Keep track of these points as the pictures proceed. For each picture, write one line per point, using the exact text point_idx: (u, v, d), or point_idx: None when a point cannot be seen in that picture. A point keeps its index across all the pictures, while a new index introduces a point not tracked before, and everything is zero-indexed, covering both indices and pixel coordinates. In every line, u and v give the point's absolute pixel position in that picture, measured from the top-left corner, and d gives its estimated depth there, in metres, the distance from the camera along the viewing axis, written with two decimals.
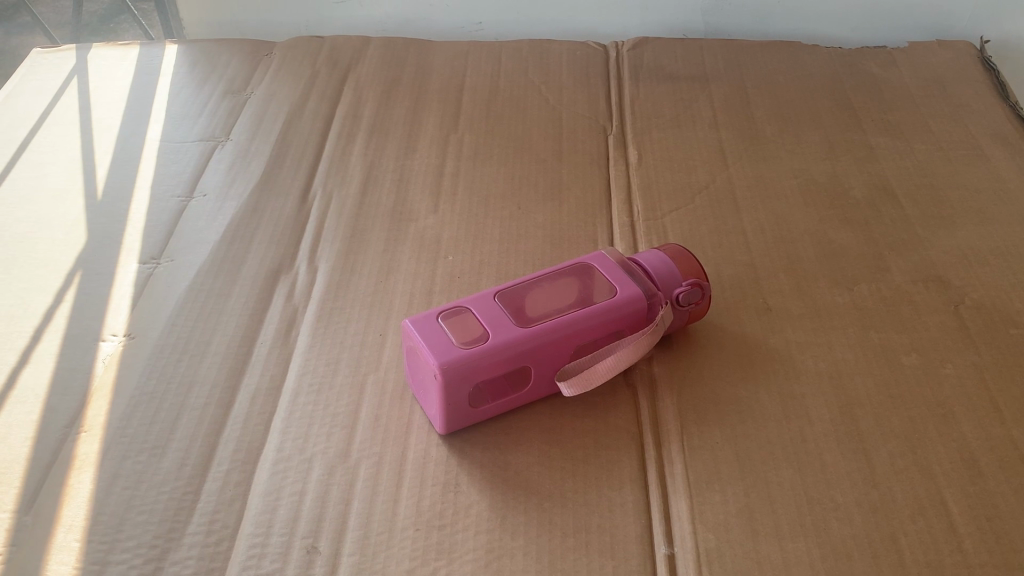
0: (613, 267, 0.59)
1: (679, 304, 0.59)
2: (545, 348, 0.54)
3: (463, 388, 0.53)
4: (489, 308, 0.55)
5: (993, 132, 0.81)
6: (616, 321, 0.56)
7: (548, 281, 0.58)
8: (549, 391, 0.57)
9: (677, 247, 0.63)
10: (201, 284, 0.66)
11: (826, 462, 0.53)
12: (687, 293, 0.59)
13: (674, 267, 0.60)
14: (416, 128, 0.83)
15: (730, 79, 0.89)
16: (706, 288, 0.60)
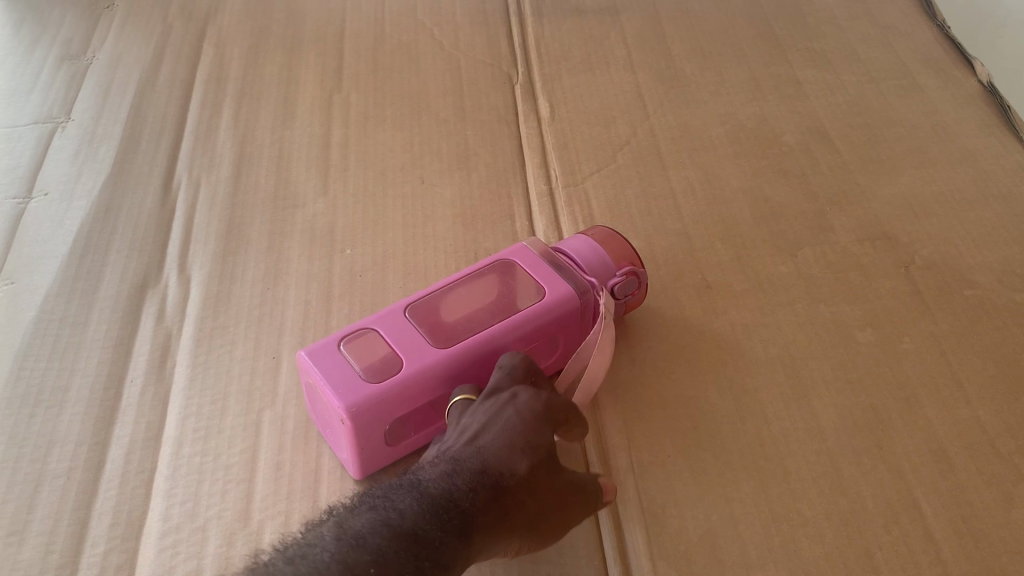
0: (538, 260, 0.52)
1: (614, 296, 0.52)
2: (470, 367, 0.47)
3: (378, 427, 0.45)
4: (399, 328, 0.47)
5: (924, 57, 0.76)
6: (550, 328, 0.49)
7: (464, 284, 0.51)
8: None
9: (606, 229, 0.55)
10: (51, 312, 0.55)
11: (789, 469, 0.48)
12: (622, 283, 0.52)
13: (605, 254, 0.53)
14: (294, 89, 0.72)
15: (642, 8, 0.81)
16: (642, 276, 0.53)
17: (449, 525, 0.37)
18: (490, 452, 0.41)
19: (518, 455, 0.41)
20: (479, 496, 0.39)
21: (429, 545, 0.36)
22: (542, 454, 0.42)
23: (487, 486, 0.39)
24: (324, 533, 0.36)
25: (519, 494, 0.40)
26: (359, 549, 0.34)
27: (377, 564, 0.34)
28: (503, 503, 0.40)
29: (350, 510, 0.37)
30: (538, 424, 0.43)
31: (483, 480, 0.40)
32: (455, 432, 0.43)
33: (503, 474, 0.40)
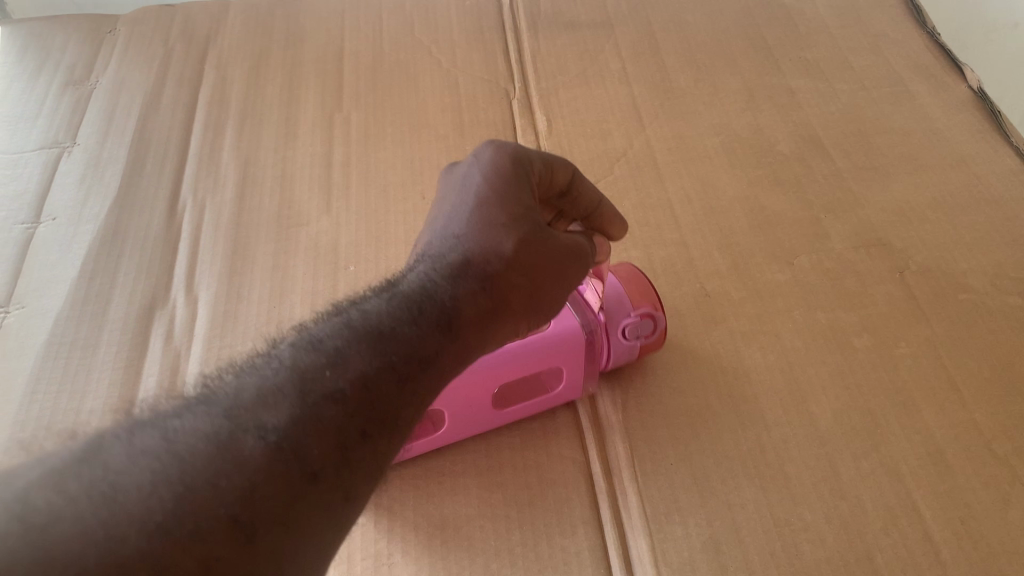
0: None
1: (623, 336, 0.52)
2: (473, 386, 0.48)
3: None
4: None
5: (915, 64, 0.77)
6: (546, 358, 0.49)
7: None
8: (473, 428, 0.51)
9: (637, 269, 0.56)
10: (62, 335, 0.56)
11: (789, 475, 0.49)
12: (634, 324, 0.51)
13: (621, 292, 0.53)
14: (295, 109, 0.74)
15: (636, 21, 0.82)
16: (661, 319, 0.52)
17: (395, 335, 0.34)
18: (431, 286, 0.38)
19: (456, 282, 0.39)
20: (426, 314, 0.36)
21: (386, 390, 0.32)
22: (481, 277, 0.40)
23: (431, 306, 0.37)
24: (268, 358, 0.31)
25: (464, 312, 0.38)
26: (306, 358, 0.31)
27: (327, 370, 0.31)
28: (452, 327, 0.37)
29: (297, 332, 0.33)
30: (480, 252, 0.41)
31: (426, 300, 0.37)
32: (414, 266, 0.40)
33: (449, 299, 0.38)
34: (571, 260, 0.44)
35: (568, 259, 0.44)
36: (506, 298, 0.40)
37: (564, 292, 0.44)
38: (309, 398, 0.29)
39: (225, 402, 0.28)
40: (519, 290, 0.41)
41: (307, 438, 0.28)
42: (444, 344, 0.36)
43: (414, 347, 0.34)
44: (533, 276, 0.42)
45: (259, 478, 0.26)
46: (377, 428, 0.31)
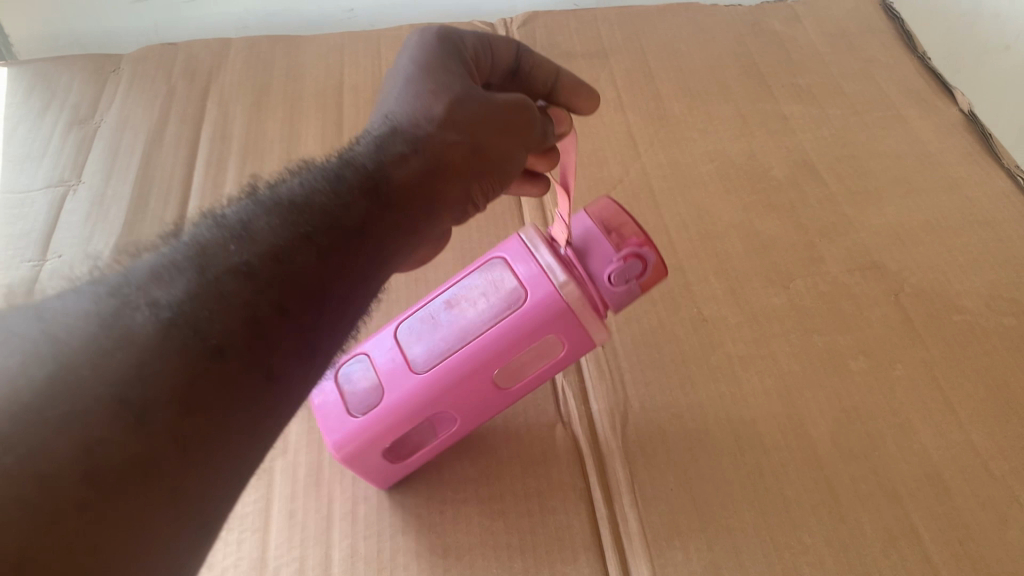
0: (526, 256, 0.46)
1: (611, 284, 0.46)
2: (446, 392, 0.46)
3: (372, 457, 0.48)
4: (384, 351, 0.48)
5: (906, 88, 0.78)
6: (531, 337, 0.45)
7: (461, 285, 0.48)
8: (493, 411, 0.49)
9: (614, 202, 0.48)
10: None
11: (789, 498, 0.49)
12: (620, 272, 0.45)
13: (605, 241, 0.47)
14: (296, 144, 0.75)
15: (630, 50, 0.83)
16: (648, 254, 0.46)
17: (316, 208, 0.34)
18: (355, 160, 0.38)
19: (384, 158, 0.39)
20: (350, 185, 0.36)
21: (306, 261, 0.32)
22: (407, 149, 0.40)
23: (355, 176, 0.37)
24: (173, 239, 0.31)
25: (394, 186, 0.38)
26: (215, 235, 0.30)
27: (237, 242, 0.30)
28: (380, 198, 0.37)
29: (207, 212, 0.33)
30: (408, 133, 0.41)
31: (353, 172, 0.37)
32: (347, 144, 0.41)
33: (379, 174, 0.38)
34: (519, 112, 0.44)
35: (511, 115, 0.44)
36: (438, 181, 0.41)
37: (517, 148, 0.44)
38: (211, 273, 0.29)
39: (116, 282, 0.27)
40: (454, 178, 0.42)
41: (212, 307, 0.28)
42: (369, 211, 0.36)
43: (335, 213, 0.34)
44: (473, 138, 0.42)
45: (164, 368, 0.25)
46: (293, 300, 0.31)
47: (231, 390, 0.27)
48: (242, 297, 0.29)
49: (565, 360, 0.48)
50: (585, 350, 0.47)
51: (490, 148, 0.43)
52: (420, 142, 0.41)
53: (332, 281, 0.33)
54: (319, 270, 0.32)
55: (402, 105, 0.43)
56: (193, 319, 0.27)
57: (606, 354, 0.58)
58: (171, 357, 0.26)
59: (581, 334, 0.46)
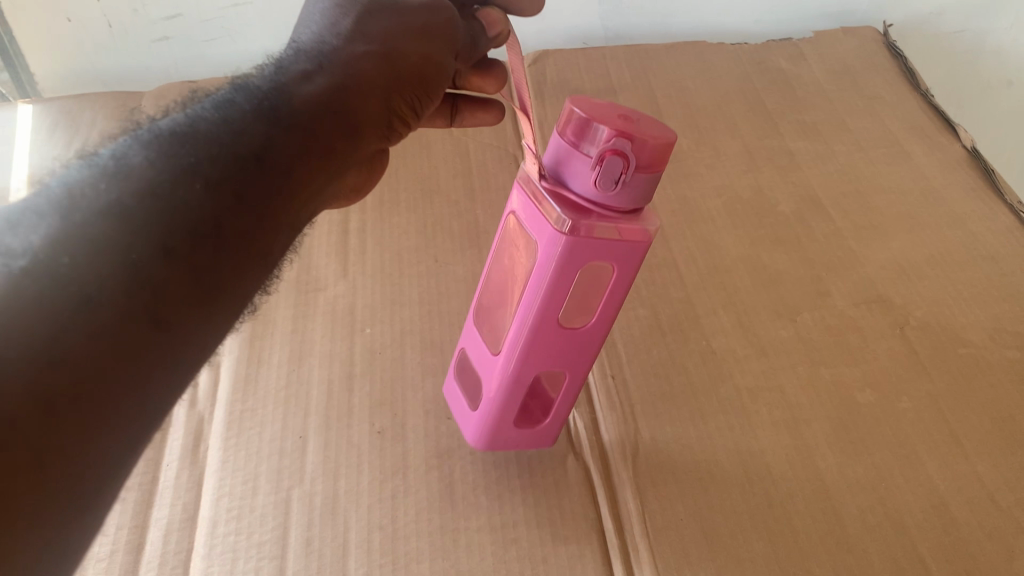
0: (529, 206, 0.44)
1: (603, 190, 0.41)
2: (524, 363, 0.47)
3: (509, 432, 0.53)
4: (483, 343, 0.52)
5: (909, 125, 0.80)
6: (561, 283, 0.43)
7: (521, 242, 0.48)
8: (593, 343, 0.48)
9: (581, 111, 0.42)
10: None
11: (798, 528, 0.50)
12: (603, 172, 0.41)
13: (581, 147, 0.42)
14: None
15: (639, 87, 0.85)
16: (626, 138, 0.41)
17: (210, 134, 0.34)
18: (251, 88, 0.38)
19: (287, 86, 0.39)
20: (241, 108, 0.36)
21: (190, 194, 0.31)
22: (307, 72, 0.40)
23: (254, 104, 0.37)
24: (42, 185, 0.30)
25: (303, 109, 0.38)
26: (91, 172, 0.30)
27: (111, 179, 0.30)
28: (284, 121, 0.37)
29: (87, 154, 0.33)
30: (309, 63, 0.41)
31: (252, 102, 0.37)
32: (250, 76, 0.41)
33: (282, 101, 0.38)
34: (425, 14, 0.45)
35: (423, 26, 0.45)
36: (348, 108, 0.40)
37: (430, 71, 0.45)
38: (78, 217, 0.28)
39: None
40: (362, 106, 0.41)
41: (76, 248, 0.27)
42: (271, 135, 0.36)
43: (228, 141, 0.34)
44: (382, 48, 0.43)
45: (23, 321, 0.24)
46: (191, 230, 0.30)
47: (117, 342, 0.26)
48: (115, 240, 0.28)
49: (632, 268, 0.44)
50: (643, 250, 0.43)
51: (402, 59, 0.43)
52: (322, 61, 0.41)
53: (237, 193, 0.33)
54: (217, 185, 0.32)
55: (310, 36, 0.43)
56: (63, 270, 0.26)
57: (616, 386, 0.59)
58: (29, 314, 0.25)
59: (620, 249, 0.42)
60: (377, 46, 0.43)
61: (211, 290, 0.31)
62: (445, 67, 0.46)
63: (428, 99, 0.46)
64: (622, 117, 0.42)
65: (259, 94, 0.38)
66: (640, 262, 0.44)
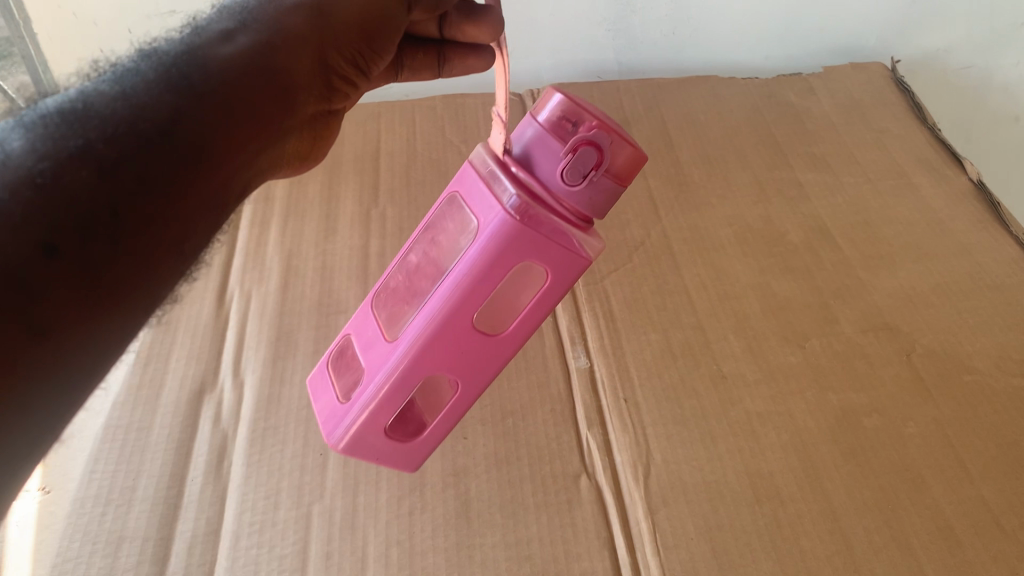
0: (473, 190, 0.44)
1: (567, 183, 0.42)
2: (421, 356, 0.44)
3: (377, 440, 0.49)
4: (369, 336, 0.49)
5: (917, 158, 0.81)
6: (489, 273, 0.42)
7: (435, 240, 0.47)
8: (499, 357, 0.46)
9: (562, 97, 0.43)
10: (118, 417, 0.60)
11: (805, 549, 0.51)
12: (571, 167, 0.42)
13: (553, 138, 0.43)
14: (334, 205, 0.79)
15: (652, 120, 0.87)
16: (601, 139, 0.42)
17: (107, 103, 0.33)
18: (158, 53, 0.37)
19: (198, 53, 0.38)
20: (145, 76, 0.35)
21: (77, 174, 0.30)
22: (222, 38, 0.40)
23: (157, 74, 0.36)
24: None
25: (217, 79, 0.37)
26: None
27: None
28: (194, 85, 0.36)
29: None
30: (223, 35, 0.40)
31: (157, 70, 0.36)
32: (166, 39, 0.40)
33: (192, 68, 0.37)
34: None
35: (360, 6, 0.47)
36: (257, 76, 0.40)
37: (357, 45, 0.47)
38: None
39: None
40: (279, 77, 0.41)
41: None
42: (178, 105, 0.35)
43: (127, 114, 0.33)
44: (314, 9, 0.45)
45: None
46: (112, 202, 0.31)
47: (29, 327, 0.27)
48: (26, 211, 0.28)
49: (567, 285, 0.44)
50: (582, 268, 0.44)
51: (334, 15, 0.45)
52: (248, 20, 0.42)
53: (155, 156, 0.33)
54: (132, 156, 0.32)
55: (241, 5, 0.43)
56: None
57: (628, 408, 0.60)
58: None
59: (563, 256, 0.42)
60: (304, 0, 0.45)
61: (110, 281, 0.30)
62: (387, 23, 0.48)
63: (373, 57, 0.48)
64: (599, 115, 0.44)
65: (164, 60, 0.37)
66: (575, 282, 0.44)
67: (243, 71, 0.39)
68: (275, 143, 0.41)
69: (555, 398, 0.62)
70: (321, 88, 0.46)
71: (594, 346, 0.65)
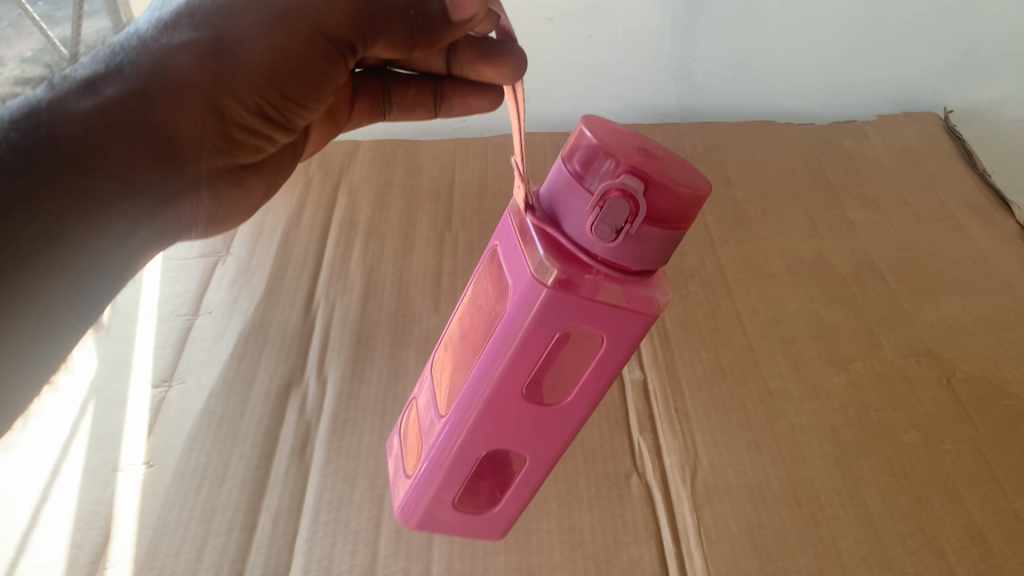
0: (512, 250, 0.42)
1: (601, 239, 0.38)
2: (471, 433, 0.44)
3: (446, 512, 0.50)
4: (436, 401, 0.49)
5: (966, 202, 0.85)
6: (526, 348, 0.40)
7: (486, 294, 0.46)
8: (569, 424, 0.45)
9: (591, 135, 0.38)
10: (214, 404, 0.67)
11: (840, 548, 0.55)
12: (602, 221, 0.37)
13: (585, 188, 0.38)
14: (411, 228, 0.86)
15: (710, 160, 0.93)
16: (638, 181, 0.36)
17: None
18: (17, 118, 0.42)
19: (50, 117, 0.43)
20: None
21: None
22: (101, 94, 0.44)
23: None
24: None
25: (64, 143, 0.42)
26: None
27: None
28: (35, 164, 0.41)
29: None
30: (92, 86, 0.44)
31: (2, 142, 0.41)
32: (55, 82, 0.45)
33: (31, 138, 0.42)
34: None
35: (286, 46, 0.45)
36: (130, 137, 0.44)
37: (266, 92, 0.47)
38: None
39: None
40: (156, 133, 0.45)
41: None
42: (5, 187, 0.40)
43: None
44: (209, 41, 0.44)
45: None
46: None
47: None
48: None
49: (630, 345, 0.41)
50: (645, 327, 0.40)
51: (239, 62, 0.45)
52: (120, 64, 0.45)
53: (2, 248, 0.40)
54: None
55: (144, 40, 0.45)
56: None
57: (679, 417, 0.65)
58: None
59: (618, 318, 0.39)
60: (202, 34, 0.44)
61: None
62: (331, 55, 0.46)
63: (290, 101, 0.49)
64: (640, 150, 0.38)
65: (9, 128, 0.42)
66: (642, 337, 0.41)
67: (107, 135, 0.44)
68: (162, 191, 0.48)
69: (610, 404, 0.67)
70: (214, 138, 0.49)
71: (648, 360, 0.70)
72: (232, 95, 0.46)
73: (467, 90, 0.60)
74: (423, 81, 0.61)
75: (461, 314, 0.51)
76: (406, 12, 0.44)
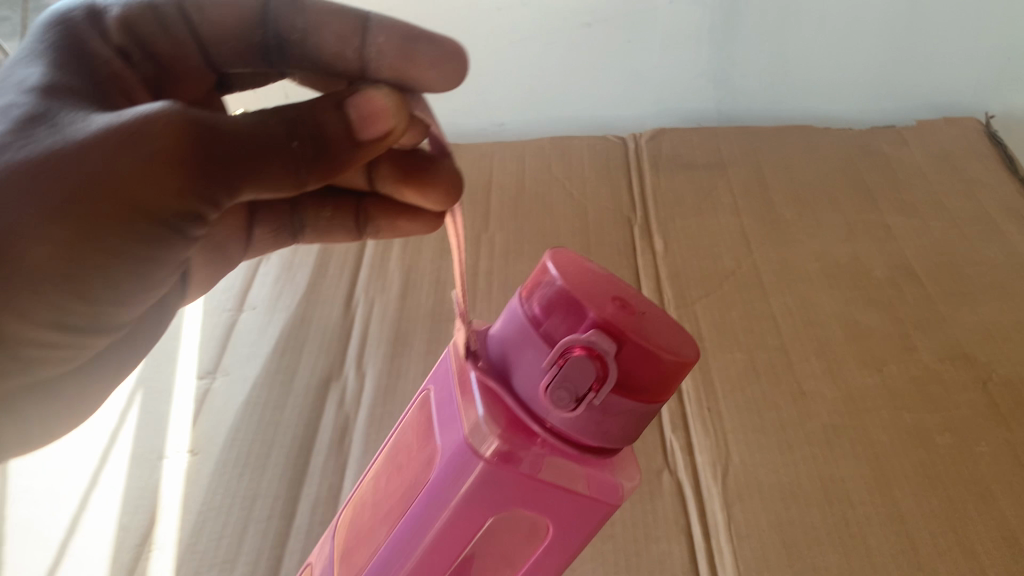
0: (446, 408, 0.41)
1: (557, 406, 0.38)
2: None
3: None
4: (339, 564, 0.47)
5: (1007, 207, 0.84)
6: (459, 521, 0.40)
7: (405, 453, 0.45)
8: None
9: (555, 276, 0.39)
10: (257, 395, 0.69)
11: (870, 547, 0.55)
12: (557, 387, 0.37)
13: (539, 341, 0.39)
14: (449, 229, 0.87)
15: (747, 163, 0.93)
16: (601, 340, 0.37)
17: None
18: None
19: None
20: None
21: None
22: None
23: None
24: None
25: None
26: None
27: None
28: None
29: None
30: None
31: None
32: None
33: None
34: (85, 164, 0.38)
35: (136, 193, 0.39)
36: None
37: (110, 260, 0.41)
38: None
39: None
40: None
41: None
42: None
43: None
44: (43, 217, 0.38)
45: None
46: None
47: None
48: None
49: (582, 532, 0.42)
50: (604, 514, 0.41)
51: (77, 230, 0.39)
52: None
53: None
54: None
55: None
56: None
57: (711, 416, 0.65)
58: None
59: (569, 501, 0.40)
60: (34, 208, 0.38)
61: None
62: (196, 214, 0.42)
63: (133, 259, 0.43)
64: (615, 301, 0.39)
65: None
66: (602, 523, 0.42)
67: None
68: None
69: None
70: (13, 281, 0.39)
71: None
72: (42, 304, 0.41)
73: (415, 187, 0.55)
74: (345, 198, 0.62)
75: (375, 468, 0.49)
76: (290, 145, 0.42)
